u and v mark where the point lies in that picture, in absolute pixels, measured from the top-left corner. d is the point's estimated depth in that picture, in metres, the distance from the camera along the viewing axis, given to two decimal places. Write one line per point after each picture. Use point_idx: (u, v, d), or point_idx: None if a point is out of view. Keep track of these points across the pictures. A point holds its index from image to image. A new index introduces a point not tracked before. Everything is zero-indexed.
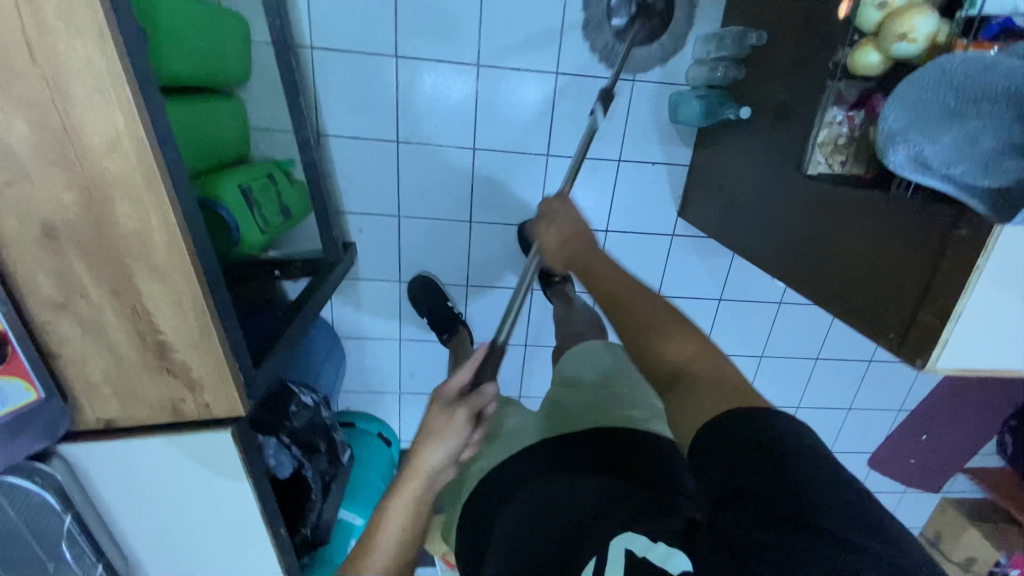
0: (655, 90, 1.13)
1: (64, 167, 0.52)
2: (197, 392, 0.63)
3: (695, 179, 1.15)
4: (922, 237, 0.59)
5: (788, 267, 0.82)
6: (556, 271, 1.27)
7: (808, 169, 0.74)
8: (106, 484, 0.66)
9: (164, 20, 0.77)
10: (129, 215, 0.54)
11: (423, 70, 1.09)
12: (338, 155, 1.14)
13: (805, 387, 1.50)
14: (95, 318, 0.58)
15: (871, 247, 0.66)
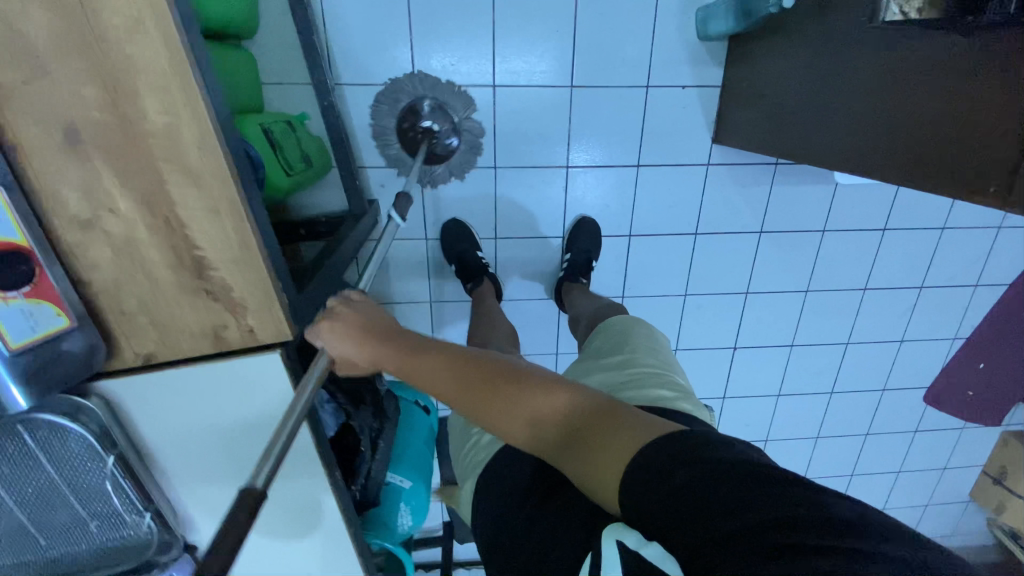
0: (680, 7, 1.07)
1: (84, 57, 0.47)
2: (240, 316, 0.58)
3: (731, 98, 1.11)
4: (1006, 83, 0.56)
5: (852, 151, 0.77)
6: (582, 275, 1.22)
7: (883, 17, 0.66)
8: (150, 423, 0.62)
9: None
10: (157, 110, 0.49)
11: (436, 5, 1.04)
12: (354, 105, 1.09)
13: (854, 321, 1.43)
14: (126, 236, 0.54)
15: (953, 100, 0.62)
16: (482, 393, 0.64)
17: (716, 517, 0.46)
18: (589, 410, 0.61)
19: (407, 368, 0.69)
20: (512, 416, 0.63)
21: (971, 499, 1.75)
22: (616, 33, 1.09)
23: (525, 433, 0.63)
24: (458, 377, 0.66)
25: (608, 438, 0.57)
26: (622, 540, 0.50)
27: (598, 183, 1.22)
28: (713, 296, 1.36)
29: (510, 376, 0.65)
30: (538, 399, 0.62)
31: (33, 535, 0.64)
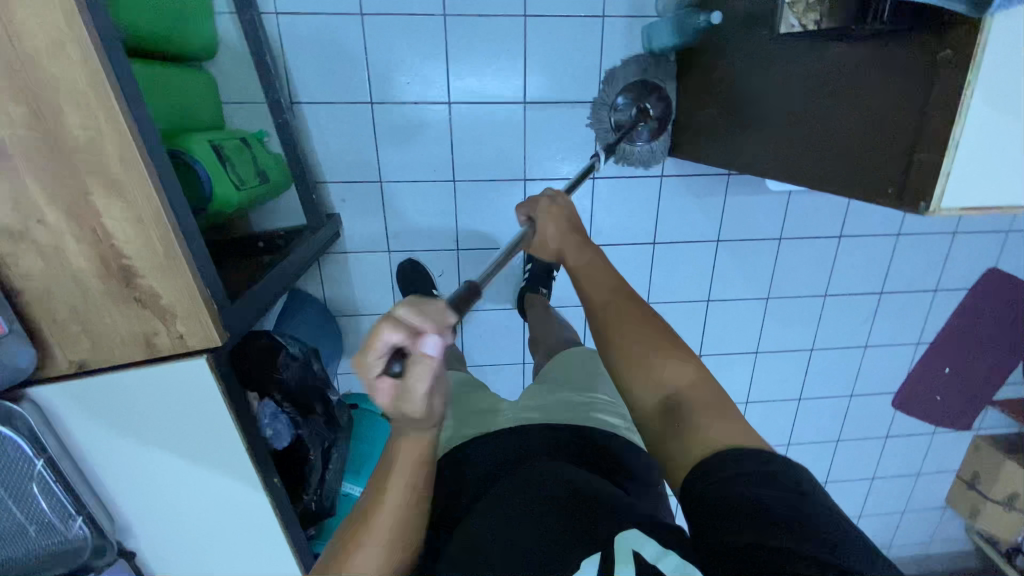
0: (625, 25, 1.12)
1: (7, 77, 0.50)
2: (169, 323, 0.60)
3: (678, 111, 1.14)
4: (901, 86, 0.58)
5: (778, 158, 0.80)
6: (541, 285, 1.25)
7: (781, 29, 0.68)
8: (82, 428, 0.63)
9: None
10: (79, 125, 0.52)
11: (389, 27, 1.08)
12: (313, 123, 1.13)
13: (817, 327, 1.45)
14: (54, 246, 0.56)
15: (860, 107, 0.64)
16: (627, 331, 0.76)
17: (761, 520, 0.53)
18: (692, 382, 0.70)
19: (587, 281, 0.86)
20: (640, 374, 0.72)
21: (947, 506, 1.74)
22: (566, 50, 1.13)
23: (643, 395, 0.71)
24: (616, 304, 0.81)
25: (706, 426, 0.64)
26: (638, 550, 0.56)
27: (556, 195, 1.25)
28: (675, 304, 1.39)
29: (640, 343, 0.74)
30: (667, 367, 0.71)
31: None
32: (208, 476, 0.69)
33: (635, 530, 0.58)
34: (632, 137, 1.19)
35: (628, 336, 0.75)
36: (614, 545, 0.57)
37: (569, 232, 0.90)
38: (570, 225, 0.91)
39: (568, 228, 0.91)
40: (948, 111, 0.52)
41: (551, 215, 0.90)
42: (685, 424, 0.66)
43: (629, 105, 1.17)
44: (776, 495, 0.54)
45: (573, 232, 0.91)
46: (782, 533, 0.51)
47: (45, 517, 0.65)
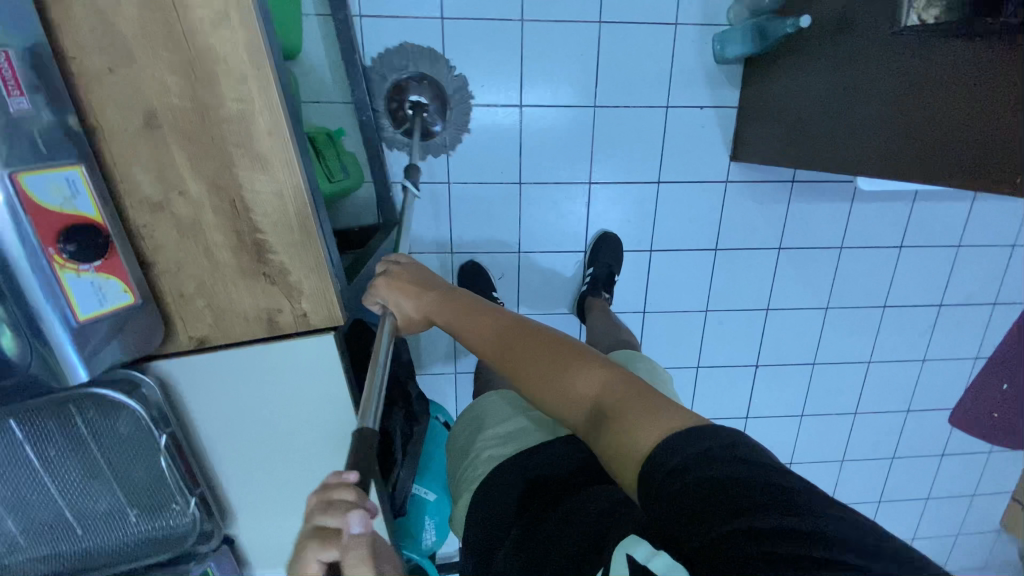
0: (697, 33, 1.13)
1: (170, 48, 0.51)
2: (295, 301, 0.60)
3: (748, 117, 1.15)
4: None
5: (877, 158, 0.81)
6: (603, 288, 1.24)
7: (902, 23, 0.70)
8: (202, 403, 0.63)
9: None
10: (233, 98, 0.53)
11: (467, 30, 1.10)
12: (387, 124, 1.14)
13: (875, 339, 1.43)
14: (192, 219, 0.56)
15: (980, 101, 0.65)
16: (520, 354, 0.69)
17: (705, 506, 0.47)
18: (614, 391, 0.61)
19: (456, 323, 0.75)
20: (551, 394, 0.65)
21: (1003, 529, 1.69)
22: (637, 56, 1.15)
23: (569, 413, 0.64)
24: (505, 334, 0.71)
25: (638, 428, 0.55)
26: (631, 554, 0.52)
27: (620, 200, 1.25)
28: (733, 313, 1.37)
29: (557, 353, 0.67)
30: (579, 376, 0.64)
31: (71, 523, 0.63)
32: (313, 460, 0.67)
33: (633, 534, 0.55)
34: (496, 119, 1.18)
35: (532, 369, 0.67)
36: (613, 557, 0.54)
37: (406, 289, 0.77)
38: (413, 280, 0.79)
39: (406, 285, 0.78)
40: None
41: (387, 275, 0.79)
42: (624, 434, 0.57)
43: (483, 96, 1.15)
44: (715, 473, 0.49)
45: (411, 288, 0.78)
46: (734, 519, 0.45)
47: (155, 494, 0.63)
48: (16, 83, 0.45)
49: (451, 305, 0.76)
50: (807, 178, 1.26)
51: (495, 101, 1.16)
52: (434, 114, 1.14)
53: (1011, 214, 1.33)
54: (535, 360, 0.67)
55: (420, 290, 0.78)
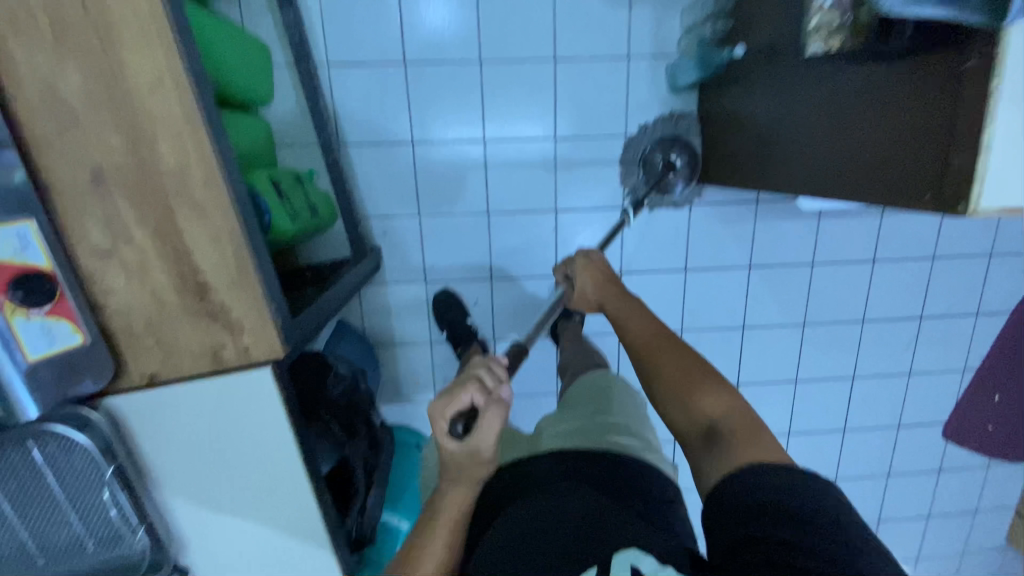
0: (650, 65, 1.18)
1: (112, 111, 0.56)
2: (237, 335, 0.64)
3: (704, 142, 1.19)
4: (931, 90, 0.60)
5: (809, 175, 0.83)
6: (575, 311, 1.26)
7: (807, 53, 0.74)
8: (150, 437, 0.66)
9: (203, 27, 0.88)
10: (170, 152, 0.58)
11: (429, 74, 1.17)
12: (358, 164, 1.20)
13: (856, 354, 1.42)
14: (138, 263, 0.61)
15: (890, 122, 0.66)
16: (669, 371, 0.78)
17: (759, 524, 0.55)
18: (734, 416, 0.70)
19: (625, 314, 0.93)
20: (676, 399, 0.75)
21: (1013, 548, 1.63)
22: (594, 90, 1.20)
23: (687, 427, 0.73)
24: (655, 340, 0.84)
25: (744, 450, 0.64)
26: (636, 565, 0.58)
27: (587, 226, 1.29)
28: (709, 332, 1.38)
29: (695, 373, 0.76)
30: (706, 395, 0.73)
31: (33, 555, 0.67)
32: (262, 487, 0.70)
33: (629, 547, 0.61)
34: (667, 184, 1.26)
35: (668, 372, 0.78)
36: (613, 560, 0.60)
37: (604, 283, 1.01)
38: (605, 276, 1.02)
39: (603, 280, 1.01)
40: (978, 116, 0.55)
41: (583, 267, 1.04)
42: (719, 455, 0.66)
43: (666, 152, 1.22)
44: (758, 486, 0.58)
45: (607, 283, 1.01)
46: (779, 531, 0.54)
47: (109, 525, 0.66)
48: None
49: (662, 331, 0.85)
50: (771, 198, 1.28)
51: (675, 161, 1.23)
52: (680, 178, 1.25)
53: (983, 224, 1.33)
54: (672, 363, 0.79)
55: (615, 286, 0.99)
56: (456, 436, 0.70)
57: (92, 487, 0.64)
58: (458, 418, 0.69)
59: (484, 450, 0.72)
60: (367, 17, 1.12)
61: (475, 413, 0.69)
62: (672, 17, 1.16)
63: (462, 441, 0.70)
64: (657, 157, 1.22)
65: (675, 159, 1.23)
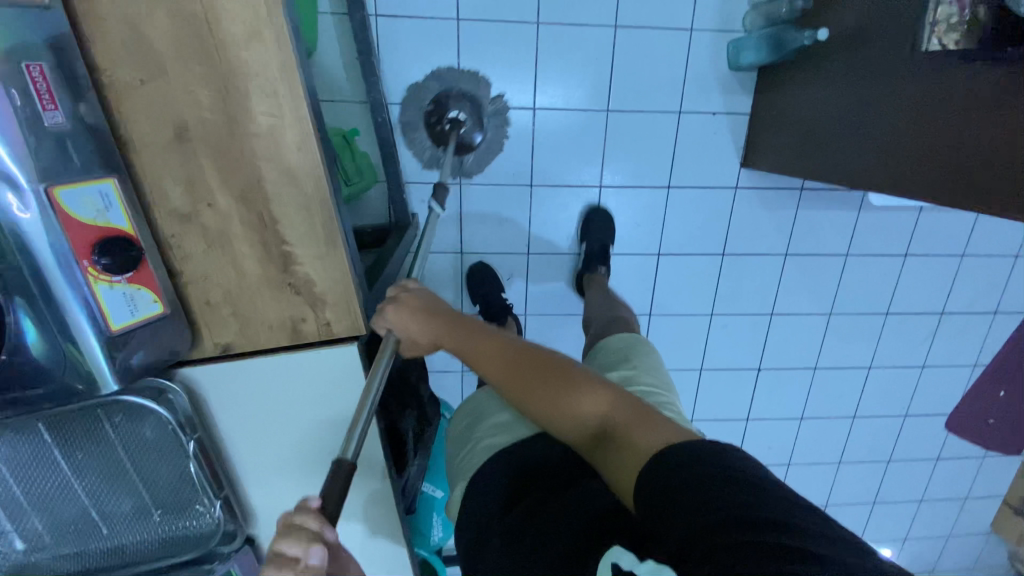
0: (712, 39, 1.13)
1: (203, 62, 0.51)
2: (319, 310, 0.61)
3: (760, 126, 1.16)
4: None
5: (881, 170, 0.82)
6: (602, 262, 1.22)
7: (921, 45, 0.73)
8: (225, 406, 0.65)
9: None
10: (263, 112, 0.53)
11: (483, 32, 1.10)
12: (401, 125, 1.15)
13: (876, 346, 1.45)
14: (220, 230, 0.57)
15: (1013, 113, 0.63)
16: (528, 380, 0.72)
17: (693, 515, 0.50)
18: (618, 414, 0.65)
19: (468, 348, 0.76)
20: (553, 411, 0.69)
21: (993, 531, 1.73)
22: (652, 63, 1.15)
23: (573, 429, 0.69)
24: (510, 364, 0.73)
25: (641, 434, 0.61)
26: (619, 562, 0.55)
27: (630, 204, 1.26)
28: (738, 317, 1.39)
29: (562, 376, 0.70)
30: (584, 398, 0.68)
31: (96, 522, 0.66)
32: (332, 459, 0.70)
33: (615, 547, 0.57)
34: (462, 139, 1.16)
35: (539, 397, 0.70)
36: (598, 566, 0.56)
37: (421, 319, 0.76)
38: (427, 307, 0.77)
39: (423, 314, 0.76)
40: None
41: (398, 302, 0.76)
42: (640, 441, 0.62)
43: (452, 108, 1.14)
44: (681, 476, 0.54)
45: (429, 317, 0.76)
46: (719, 521, 0.48)
47: (181, 494, 0.66)
48: (52, 98, 0.46)
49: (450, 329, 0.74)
50: (816, 187, 1.27)
51: (461, 117, 1.14)
52: (472, 130, 1.16)
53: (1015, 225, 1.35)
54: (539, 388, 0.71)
55: (439, 319, 0.75)
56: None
57: (166, 456, 0.63)
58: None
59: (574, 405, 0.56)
60: None
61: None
62: None
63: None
64: (445, 112, 1.14)
65: (461, 115, 1.14)
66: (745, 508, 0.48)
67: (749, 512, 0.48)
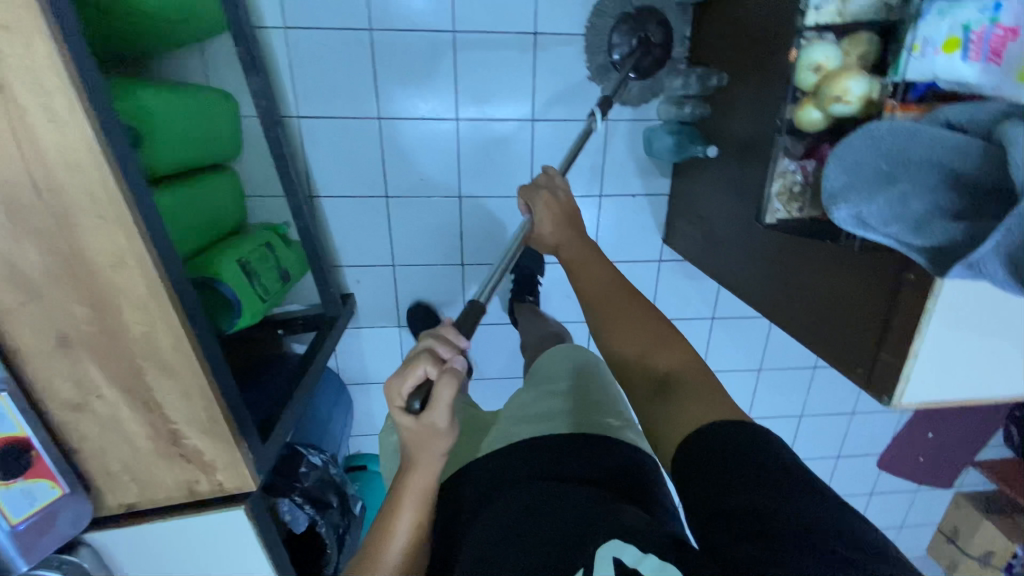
0: (628, 128, 1.18)
1: (77, 286, 0.57)
2: (210, 473, 0.68)
3: (676, 209, 1.20)
4: (874, 283, 0.62)
5: (761, 294, 0.86)
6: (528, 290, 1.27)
7: (765, 219, 0.69)
8: (131, 559, 0.72)
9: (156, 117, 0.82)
10: (137, 321, 0.59)
11: (404, 128, 1.15)
12: (331, 216, 1.20)
13: (806, 396, 1.52)
14: (110, 415, 0.63)
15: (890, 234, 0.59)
16: (620, 312, 0.71)
17: (734, 503, 0.46)
18: (692, 369, 0.61)
19: (579, 263, 0.81)
20: (630, 342, 0.67)
21: (931, 556, 1.82)
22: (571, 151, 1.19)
23: (641, 380, 0.64)
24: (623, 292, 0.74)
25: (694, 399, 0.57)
26: (619, 557, 0.48)
27: (559, 277, 1.31)
28: None
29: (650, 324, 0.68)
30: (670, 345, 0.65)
31: None
32: None
33: (610, 540, 0.50)
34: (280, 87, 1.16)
35: (626, 322, 0.69)
36: (595, 557, 0.50)
37: (557, 221, 0.84)
38: (559, 206, 0.85)
39: (555, 216, 0.85)
40: (909, 325, 0.58)
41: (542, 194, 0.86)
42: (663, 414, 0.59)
43: None
44: (717, 462, 0.49)
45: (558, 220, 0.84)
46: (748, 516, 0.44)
47: None
48: None
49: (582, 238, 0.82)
50: None
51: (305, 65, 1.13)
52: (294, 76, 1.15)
53: None
54: (630, 323, 0.69)
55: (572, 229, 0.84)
56: (413, 414, 0.60)
57: None
58: (415, 393, 0.59)
59: (443, 424, 0.61)
60: (339, 70, 1.09)
61: (429, 386, 0.59)
62: (653, 80, 1.14)
63: (417, 416, 0.59)
64: None
65: None
66: (777, 500, 0.44)
67: (787, 511, 0.43)
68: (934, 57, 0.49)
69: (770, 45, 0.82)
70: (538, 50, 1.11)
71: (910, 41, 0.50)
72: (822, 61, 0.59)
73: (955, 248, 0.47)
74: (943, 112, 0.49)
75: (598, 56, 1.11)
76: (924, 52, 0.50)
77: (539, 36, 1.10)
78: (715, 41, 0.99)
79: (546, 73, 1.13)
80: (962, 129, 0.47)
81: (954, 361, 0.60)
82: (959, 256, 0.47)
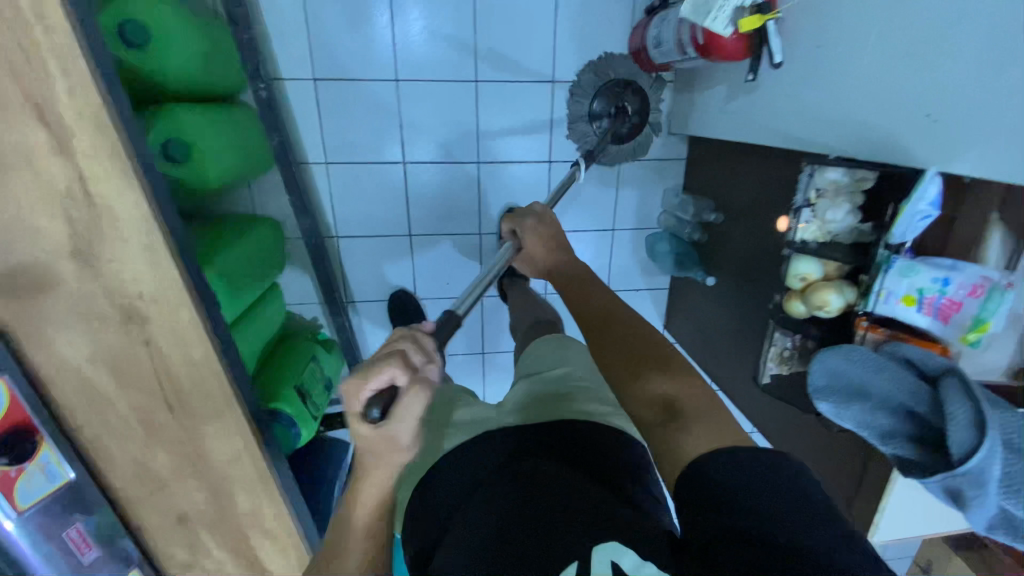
0: (633, 235, 1.30)
1: (197, 478, 0.69)
2: None
3: (676, 305, 1.33)
4: (851, 448, 0.75)
5: (756, 414, 1.00)
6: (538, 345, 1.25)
7: (762, 376, 0.84)
8: None
9: (232, 269, 0.87)
10: (244, 500, 0.71)
11: (432, 242, 1.26)
12: (364, 318, 1.32)
13: None
14: (216, 568, 0.76)
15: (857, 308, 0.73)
16: (609, 342, 0.62)
17: (717, 524, 0.40)
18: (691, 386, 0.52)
19: (576, 289, 0.74)
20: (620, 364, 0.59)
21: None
22: (582, 256, 1.32)
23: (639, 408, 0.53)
24: (603, 321, 0.66)
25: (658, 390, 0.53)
26: (616, 561, 0.43)
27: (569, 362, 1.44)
28: None
29: (650, 339, 0.60)
30: (653, 379, 0.54)
31: None
32: None
33: (606, 539, 0.45)
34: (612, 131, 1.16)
35: (613, 354, 0.60)
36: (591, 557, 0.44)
37: (547, 247, 0.82)
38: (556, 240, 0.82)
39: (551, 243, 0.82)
40: (875, 488, 0.72)
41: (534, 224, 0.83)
42: (682, 424, 0.48)
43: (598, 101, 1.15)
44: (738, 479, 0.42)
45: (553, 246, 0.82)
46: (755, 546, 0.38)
47: None
48: (87, 541, 0.66)
49: (573, 285, 0.76)
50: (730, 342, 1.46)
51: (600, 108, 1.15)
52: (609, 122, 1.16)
53: None
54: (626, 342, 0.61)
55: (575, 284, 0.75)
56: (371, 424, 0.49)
57: None
58: None
59: (405, 440, 0.53)
60: (374, 197, 1.20)
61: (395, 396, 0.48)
62: (655, 196, 1.27)
63: (377, 429, 0.49)
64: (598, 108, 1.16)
65: (604, 107, 1.15)
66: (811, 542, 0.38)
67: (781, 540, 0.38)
68: (894, 304, 0.63)
69: (759, 207, 0.94)
70: (553, 173, 1.23)
71: (878, 288, 0.64)
72: (807, 273, 0.73)
73: (913, 466, 0.60)
74: (904, 350, 0.62)
75: (607, 177, 1.24)
76: (887, 298, 0.63)
77: (554, 162, 1.23)
78: (708, 177, 1.12)
79: (559, 189, 1.25)
80: (919, 372, 0.61)
81: (916, 510, 0.73)
82: (917, 471, 0.59)
